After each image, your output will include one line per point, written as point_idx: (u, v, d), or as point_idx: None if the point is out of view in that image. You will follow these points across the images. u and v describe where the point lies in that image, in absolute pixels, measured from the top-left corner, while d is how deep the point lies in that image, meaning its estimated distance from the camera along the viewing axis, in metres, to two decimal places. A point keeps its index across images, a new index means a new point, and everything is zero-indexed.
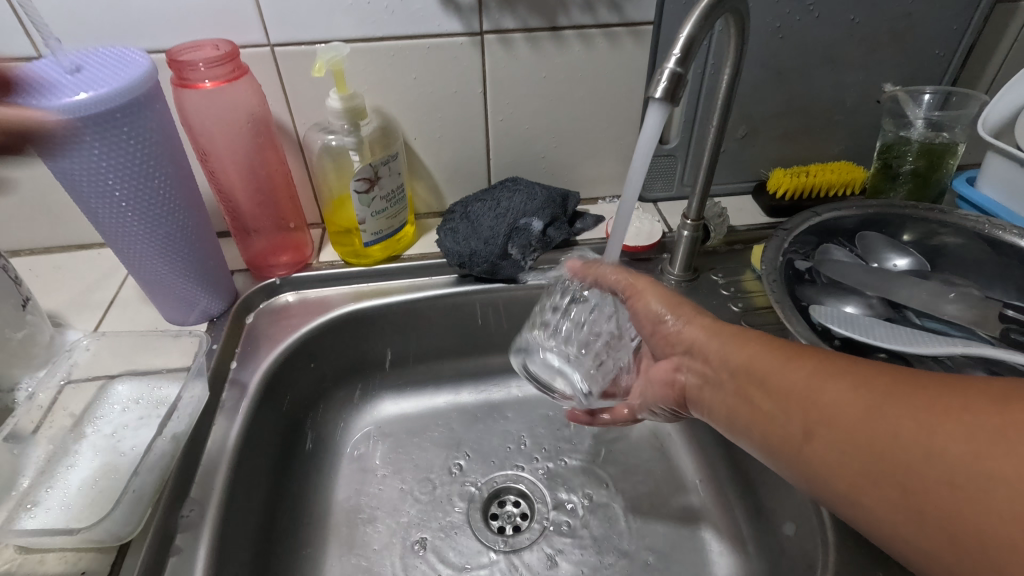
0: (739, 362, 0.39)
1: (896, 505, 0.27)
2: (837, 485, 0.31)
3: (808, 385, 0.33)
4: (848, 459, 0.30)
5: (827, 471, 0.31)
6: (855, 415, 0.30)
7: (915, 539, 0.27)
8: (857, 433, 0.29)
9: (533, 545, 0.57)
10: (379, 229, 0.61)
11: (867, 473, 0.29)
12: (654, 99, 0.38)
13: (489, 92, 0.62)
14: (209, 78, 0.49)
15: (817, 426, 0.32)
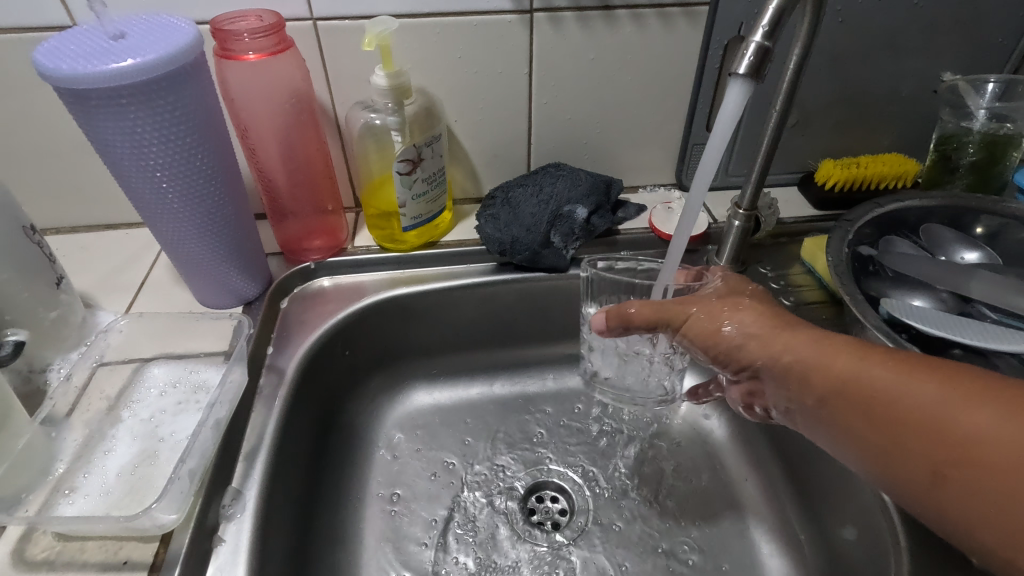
0: (793, 351, 0.39)
1: (982, 501, 0.29)
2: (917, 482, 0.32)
3: (904, 391, 0.33)
4: (932, 456, 0.31)
5: (931, 482, 0.31)
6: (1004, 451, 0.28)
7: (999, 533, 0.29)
8: (1005, 472, 0.28)
9: (575, 542, 0.55)
10: (418, 214, 0.59)
11: (953, 472, 0.30)
12: (737, 77, 0.36)
13: (536, 73, 0.60)
14: (253, 50, 0.47)
15: (893, 422, 0.33)
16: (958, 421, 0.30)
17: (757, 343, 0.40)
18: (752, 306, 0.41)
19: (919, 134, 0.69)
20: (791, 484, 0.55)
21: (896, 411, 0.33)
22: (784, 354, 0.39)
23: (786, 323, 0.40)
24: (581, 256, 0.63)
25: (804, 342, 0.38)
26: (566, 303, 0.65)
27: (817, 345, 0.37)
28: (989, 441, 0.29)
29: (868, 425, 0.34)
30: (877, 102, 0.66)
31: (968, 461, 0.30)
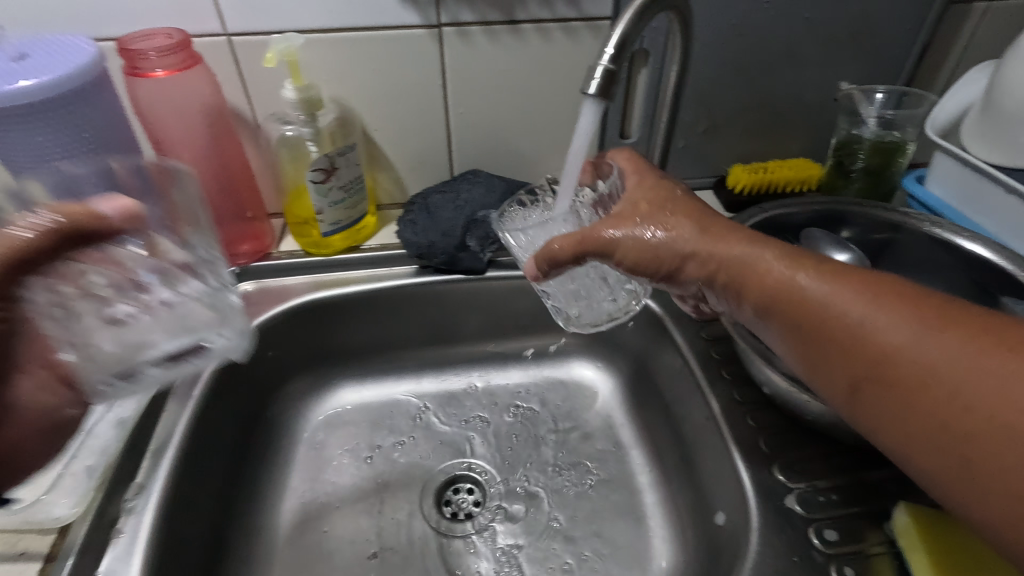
0: (728, 255, 0.40)
1: (899, 403, 0.32)
2: (839, 387, 0.36)
3: (845, 306, 0.35)
4: (856, 368, 0.34)
5: (855, 390, 0.35)
6: (955, 384, 0.30)
7: (918, 452, 0.32)
8: (949, 404, 0.30)
9: (484, 530, 0.58)
10: (337, 220, 0.62)
11: (882, 379, 0.33)
12: (589, 97, 0.39)
13: (450, 83, 0.62)
14: (160, 67, 0.49)
15: (825, 333, 0.35)
16: (915, 351, 0.32)
17: (692, 258, 0.41)
18: (676, 220, 0.42)
19: (825, 140, 0.72)
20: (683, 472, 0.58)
21: (857, 334, 0.34)
22: (718, 269, 0.41)
23: (726, 241, 0.41)
24: (499, 259, 0.66)
25: (761, 259, 0.39)
26: (485, 303, 0.67)
27: (773, 266, 0.38)
28: (941, 372, 0.30)
29: (815, 340, 0.36)
30: (783, 109, 0.69)
31: (915, 386, 0.31)
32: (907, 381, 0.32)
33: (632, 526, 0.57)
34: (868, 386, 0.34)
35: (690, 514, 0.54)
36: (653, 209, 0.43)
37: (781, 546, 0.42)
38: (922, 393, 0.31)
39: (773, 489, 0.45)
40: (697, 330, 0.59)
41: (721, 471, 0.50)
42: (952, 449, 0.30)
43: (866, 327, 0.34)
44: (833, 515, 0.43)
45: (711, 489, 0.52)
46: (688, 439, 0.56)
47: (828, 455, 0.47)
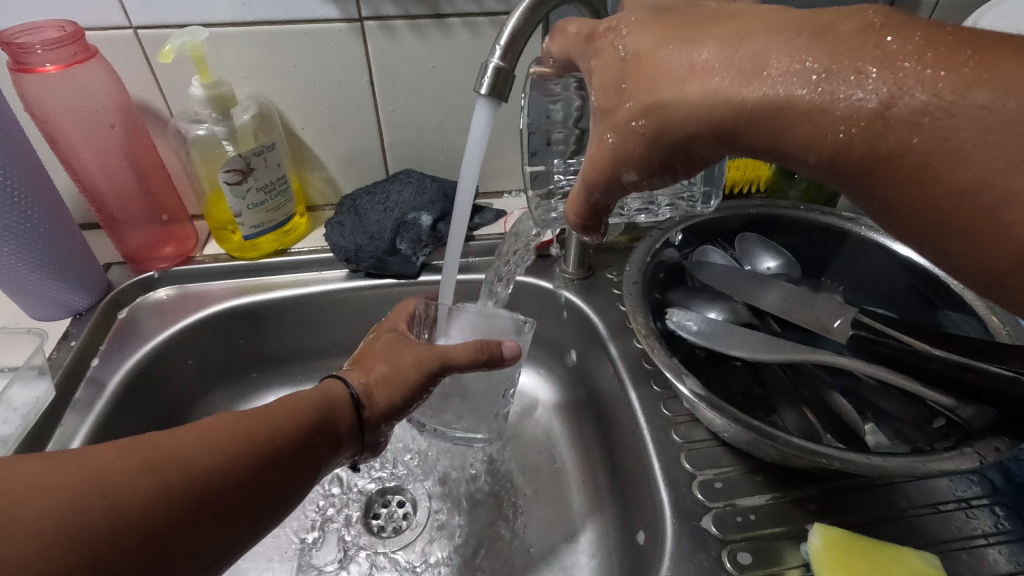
0: (724, 105, 0.27)
1: (972, 243, 0.24)
2: (906, 221, 0.26)
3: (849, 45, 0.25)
4: (912, 194, 0.25)
5: (913, 199, 0.25)
6: (996, 197, 0.22)
7: (966, 256, 0.25)
8: (984, 216, 0.23)
9: (408, 545, 0.56)
10: (258, 222, 0.59)
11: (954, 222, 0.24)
12: (482, 96, 0.37)
13: (377, 80, 0.60)
14: (49, 62, 0.46)
15: (855, 151, 0.25)
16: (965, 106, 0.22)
17: (678, 81, 0.29)
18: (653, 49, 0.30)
19: None
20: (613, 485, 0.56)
21: (879, 152, 0.25)
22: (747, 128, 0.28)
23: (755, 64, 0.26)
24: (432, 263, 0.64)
25: (777, 76, 0.26)
26: None
27: (810, 98, 0.25)
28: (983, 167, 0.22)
29: (827, 170, 0.27)
30: None
31: (932, 189, 0.24)
32: (933, 196, 0.24)
33: (559, 541, 0.55)
34: (883, 212, 0.26)
35: (615, 530, 0.52)
36: (666, 34, 0.30)
37: (689, 571, 0.40)
38: (913, 181, 0.24)
39: (688, 510, 0.43)
40: (629, 338, 0.57)
41: (642, 487, 0.48)
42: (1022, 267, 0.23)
43: (834, 124, 0.26)
44: (751, 536, 0.41)
45: (635, 506, 0.50)
46: (618, 452, 0.54)
47: (754, 472, 0.45)
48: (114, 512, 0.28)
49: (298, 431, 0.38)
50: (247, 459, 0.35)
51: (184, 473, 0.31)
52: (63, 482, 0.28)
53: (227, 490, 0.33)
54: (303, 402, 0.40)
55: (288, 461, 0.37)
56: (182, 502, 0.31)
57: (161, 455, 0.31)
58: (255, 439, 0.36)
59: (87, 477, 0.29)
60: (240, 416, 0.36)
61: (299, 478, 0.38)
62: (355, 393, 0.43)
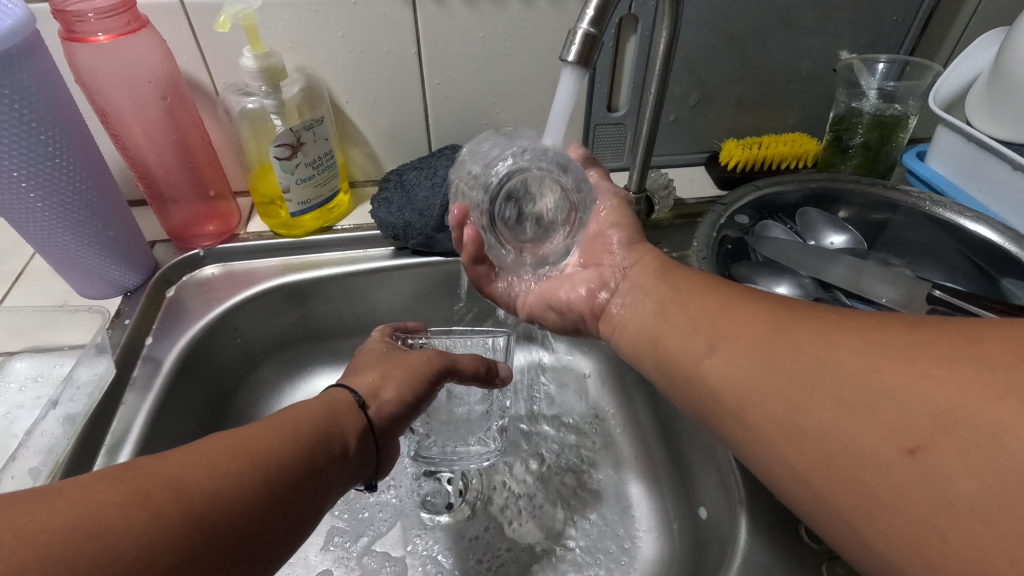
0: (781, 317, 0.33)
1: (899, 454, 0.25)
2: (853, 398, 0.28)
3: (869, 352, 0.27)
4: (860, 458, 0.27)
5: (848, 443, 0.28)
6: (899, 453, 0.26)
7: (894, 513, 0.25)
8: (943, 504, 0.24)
9: (463, 524, 0.55)
10: (306, 199, 0.58)
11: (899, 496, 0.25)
12: (568, 63, 0.37)
13: (425, 52, 0.58)
14: (102, 31, 0.45)
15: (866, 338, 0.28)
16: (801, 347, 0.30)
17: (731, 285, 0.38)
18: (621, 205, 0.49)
19: (823, 112, 0.69)
20: (666, 464, 0.55)
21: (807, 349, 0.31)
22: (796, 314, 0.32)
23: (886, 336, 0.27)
24: None
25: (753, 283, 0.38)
26: (467, 285, 0.65)
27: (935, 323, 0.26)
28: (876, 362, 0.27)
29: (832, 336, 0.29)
30: (778, 81, 0.65)
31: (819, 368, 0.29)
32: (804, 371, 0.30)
33: (615, 517, 0.55)
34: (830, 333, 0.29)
35: (675, 505, 0.52)
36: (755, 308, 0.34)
37: (767, 544, 0.40)
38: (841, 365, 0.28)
39: (763, 487, 0.43)
40: None
41: (706, 465, 0.48)
42: (844, 452, 0.27)
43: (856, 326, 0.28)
44: None
45: (698, 481, 0.49)
46: (675, 430, 0.54)
47: None
48: (110, 553, 0.25)
49: (301, 449, 0.34)
50: (256, 482, 0.31)
51: (184, 501, 0.28)
52: (50, 521, 0.25)
53: (236, 517, 0.29)
54: (303, 420, 0.36)
55: (301, 478, 0.33)
56: (187, 529, 0.27)
57: (159, 482, 0.28)
58: (257, 460, 0.32)
59: (80, 512, 0.26)
60: (242, 436, 0.33)
61: (314, 501, 0.34)
62: (360, 402, 0.41)
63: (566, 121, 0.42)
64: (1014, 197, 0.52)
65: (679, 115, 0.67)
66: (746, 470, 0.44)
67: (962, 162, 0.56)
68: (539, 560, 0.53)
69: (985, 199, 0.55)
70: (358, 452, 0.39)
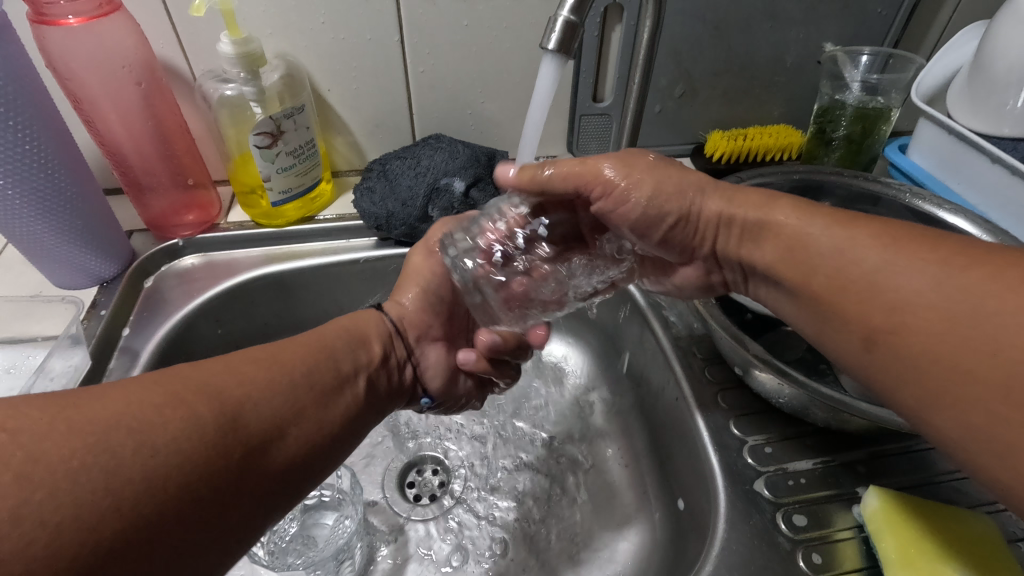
0: None
1: None
2: None
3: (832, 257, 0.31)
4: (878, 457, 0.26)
5: None
6: None
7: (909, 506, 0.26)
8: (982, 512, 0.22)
9: (445, 513, 0.55)
10: (287, 188, 0.57)
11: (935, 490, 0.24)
12: (549, 52, 0.37)
13: (408, 40, 0.57)
14: (72, 13, 0.44)
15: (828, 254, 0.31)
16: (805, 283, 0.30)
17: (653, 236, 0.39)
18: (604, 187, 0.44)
19: (807, 104, 0.69)
20: (650, 455, 0.55)
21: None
22: None
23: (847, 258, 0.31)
24: None
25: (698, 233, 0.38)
26: None
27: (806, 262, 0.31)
28: None
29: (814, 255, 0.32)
30: (762, 73, 0.65)
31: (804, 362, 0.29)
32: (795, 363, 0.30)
33: (597, 507, 0.55)
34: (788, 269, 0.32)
35: (657, 495, 0.52)
36: None
37: (745, 532, 0.40)
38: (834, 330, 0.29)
39: (741, 478, 0.43)
40: (668, 302, 0.56)
41: (686, 453, 0.48)
42: None
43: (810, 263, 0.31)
44: (802, 499, 0.42)
45: (679, 472, 0.49)
46: (656, 420, 0.54)
47: (801, 438, 0.45)
48: (150, 457, 0.27)
49: (338, 381, 0.39)
50: (285, 385, 0.35)
51: (215, 408, 0.31)
52: (160, 430, 0.28)
53: (252, 436, 0.32)
54: (326, 345, 0.41)
55: (327, 400, 0.38)
56: (231, 441, 0.30)
57: (190, 388, 0.31)
58: (287, 371, 0.36)
59: (179, 426, 0.28)
60: (273, 352, 0.37)
61: (370, 419, 0.42)
62: (386, 314, 0.48)
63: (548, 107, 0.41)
64: (994, 189, 0.53)
65: (664, 107, 0.67)
66: (723, 461, 0.44)
67: (942, 155, 0.56)
68: (520, 551, 0.52)
69: (965, 191, 0.55)
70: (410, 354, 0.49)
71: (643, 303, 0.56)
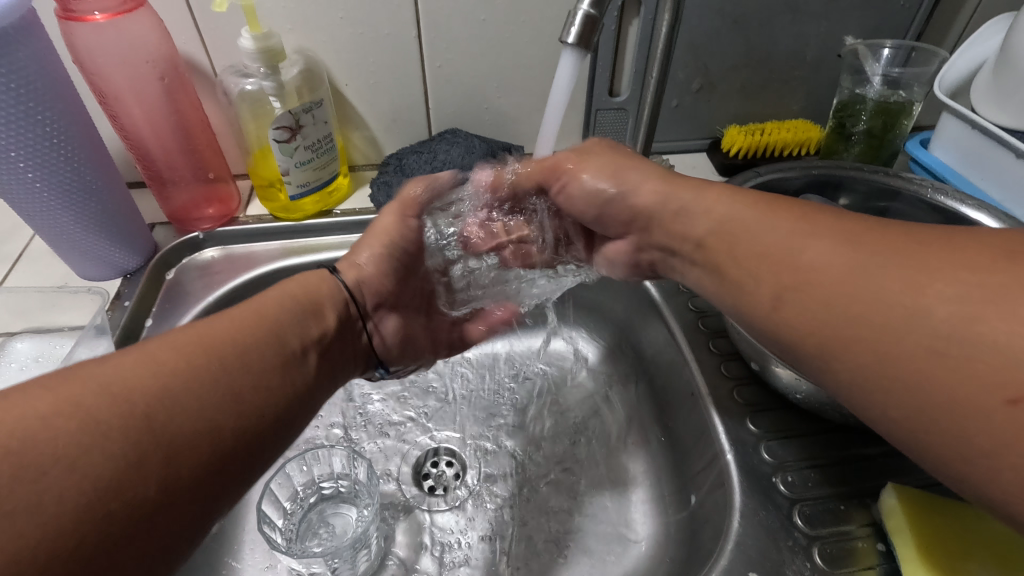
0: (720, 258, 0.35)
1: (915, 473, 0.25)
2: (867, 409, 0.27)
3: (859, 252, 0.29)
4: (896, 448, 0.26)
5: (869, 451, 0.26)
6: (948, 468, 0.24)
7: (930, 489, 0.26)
8: None
9: (454, 502, 0.56)
10: (305, 182, 0.58)
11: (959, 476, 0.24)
12: (568, 45, 0.37)
13: (426, 34, 0.57)
14: (98, 10, 0.45)
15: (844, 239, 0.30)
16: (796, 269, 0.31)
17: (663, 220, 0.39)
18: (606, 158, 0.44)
19: (827, 98, 0.68)
20: (663, 447, 0.55)
21: (829, 294, 0.28)
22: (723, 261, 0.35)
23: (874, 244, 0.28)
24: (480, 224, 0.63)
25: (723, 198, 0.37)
26: None
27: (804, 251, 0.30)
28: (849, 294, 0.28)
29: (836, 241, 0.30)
30: (781, 67, 0.64)
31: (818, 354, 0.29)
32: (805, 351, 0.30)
33: (605, 495, 0.56)
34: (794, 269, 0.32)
35: (671, 491, 0.52)
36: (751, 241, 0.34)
37: (761, 528, 0.40)
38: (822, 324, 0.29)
39: (758, 473, 0.43)
40: (683, 298, 0.57)
41: (700, 448, 0.48)
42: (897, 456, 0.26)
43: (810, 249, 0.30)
44: (819, 495, 0.42)
45: (695, 468, 0.49)
46: (671, 415, 0.54)
47: (818, 434, 0.45)
48: (63, 490, 0.23)
49: (279, 354, 0.35)
50: (216, 373, 0.30)
51: (131, 411, 0.26)
52: (54, 437, 0.24)
53: (190, 432, 0.28)
54: (267, 307, 0.37)
55: (271, 378, 0.33)
56: (141, 443, 0.26)
57: (93, 390, 0.26)
58: (217, 354, 0.31)
59: (79, 434, 0.24)
60: (201, 331, 0.32)
61: (324, 391, 0.38)
62: (338, 273, 0.44)
63: (566, 100, 0.42)
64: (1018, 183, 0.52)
65: (681, 101, 0.66)
66: (740, 457, 0.44)
67: (965, 149, 0.56)
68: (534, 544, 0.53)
69: (988, 186, 0.55)
70: (365, 318, 0.46)
71: (655, 295, 0.57)
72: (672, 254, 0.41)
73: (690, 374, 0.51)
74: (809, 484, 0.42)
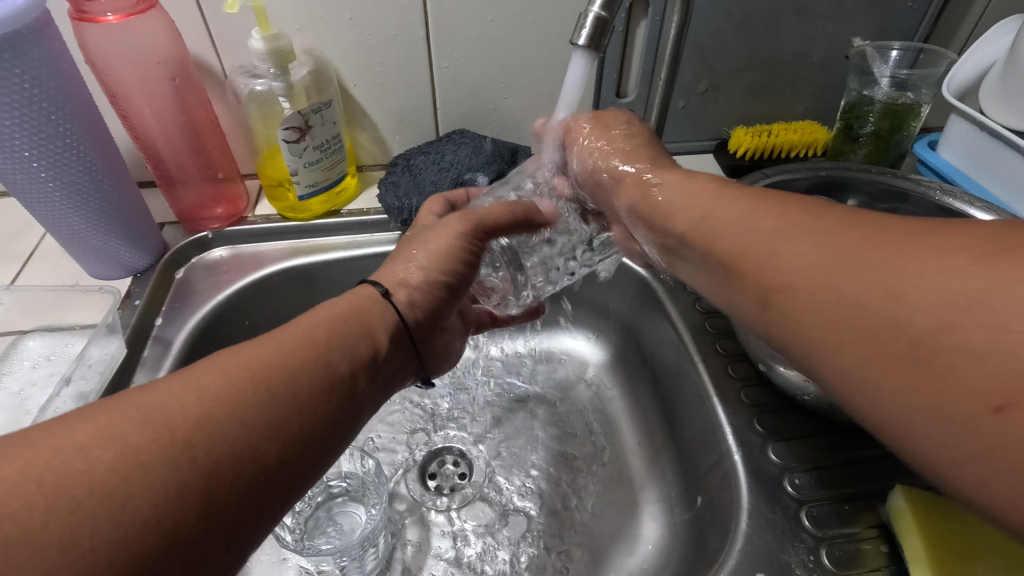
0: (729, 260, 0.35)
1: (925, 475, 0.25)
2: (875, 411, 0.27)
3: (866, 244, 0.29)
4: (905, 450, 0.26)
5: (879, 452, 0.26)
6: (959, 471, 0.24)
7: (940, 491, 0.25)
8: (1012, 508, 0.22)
9: (472, 507, 0.56)
10: (313, 182, 0.58)
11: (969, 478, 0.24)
12: (578, 47, 0.37)
13: (434, 36, 0.57)
14: (111, 11, 0.45)
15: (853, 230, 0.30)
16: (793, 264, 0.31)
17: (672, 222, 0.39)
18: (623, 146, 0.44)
19: (834, 100, 0.68)
20: (671, 449, 0.55)
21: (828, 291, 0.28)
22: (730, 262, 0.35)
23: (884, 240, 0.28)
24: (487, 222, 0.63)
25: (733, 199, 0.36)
26: None
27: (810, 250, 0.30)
28: (843, 290, 0.28)
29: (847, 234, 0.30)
30: (788, 68, 0.64)
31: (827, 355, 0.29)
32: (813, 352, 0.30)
33: (626, 501, 0.55)
34: None
35: (679, 493, 0.52)
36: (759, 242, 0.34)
37: (768, 529, 0.40)
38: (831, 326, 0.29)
39: (765, 474, 0.43)
40: (690, 299, 0.57)
41: (707, 449, 0.48)
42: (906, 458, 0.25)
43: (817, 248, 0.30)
44: (819, 497, 0.42)
45: (703, 469, 0.49)
46: (678, 418, 0.54)
47: (825, 435, 0.45)
48: (112, 523, 0.24)
49: (329, 383, 0.32)
50: (260, 397, 0.29)
51: (170, 441, 0.26)
52: (90, 467, 0.25)
53: (227, 462, 0.27)
54: (325, 325, 0.35)
55: (319, 400, 0.31)
56: (185, 475, 0.26)
57: (128, 417, 0.27)
58: (264, 379, 0.30)
59: (114, 462, 0.25)
60: (243, 353, 0.31)
61: (370, 413, 0.36)
62: (385, 293, 0.39)
63: (575, 101, 0.42)
64: None
65: (688, 102, 0.66)
66: (748, 458, 0.44)
67: (974, 150, 0.55)
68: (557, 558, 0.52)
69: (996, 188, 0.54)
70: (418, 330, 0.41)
71: (664, 296, 0.57)
72: (680, 255, 0.41)
73: (698, 374, 0.51)
74: (816, 485, 0.43)
